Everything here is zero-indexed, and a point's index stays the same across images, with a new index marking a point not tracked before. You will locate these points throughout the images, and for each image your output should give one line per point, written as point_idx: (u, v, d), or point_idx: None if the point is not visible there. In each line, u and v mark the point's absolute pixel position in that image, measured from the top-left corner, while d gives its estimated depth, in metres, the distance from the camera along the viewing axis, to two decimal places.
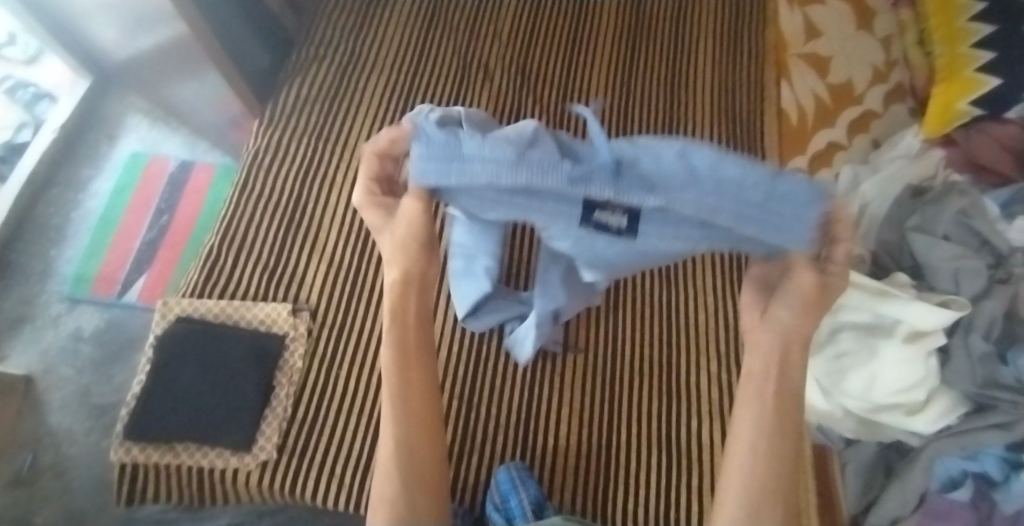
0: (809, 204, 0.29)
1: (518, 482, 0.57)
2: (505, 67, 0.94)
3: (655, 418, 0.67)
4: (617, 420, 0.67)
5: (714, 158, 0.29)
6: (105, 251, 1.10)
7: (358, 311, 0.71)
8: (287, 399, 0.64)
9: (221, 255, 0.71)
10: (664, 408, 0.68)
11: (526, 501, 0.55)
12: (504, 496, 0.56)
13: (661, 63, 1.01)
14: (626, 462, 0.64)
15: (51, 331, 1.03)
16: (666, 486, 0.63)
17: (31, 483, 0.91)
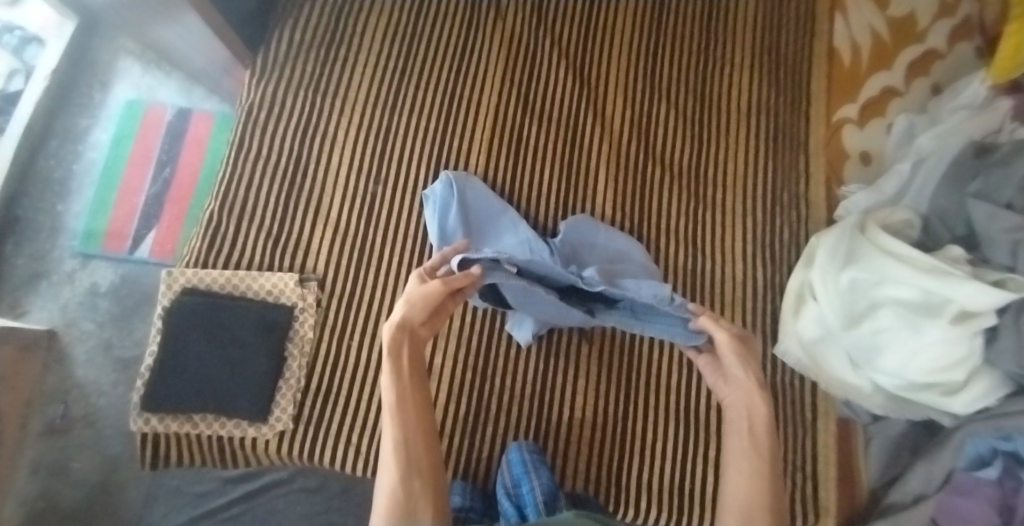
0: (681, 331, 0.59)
1: (530, 468, 0.58)
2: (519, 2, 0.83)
3: (674, 389, 0.66)
4: (634, 392, 0.66)
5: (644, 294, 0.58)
6: (112, 205, 1.08)
7: (368, 280, 0.68)
8: (300, 370, 0.63)
9: (221, 222, 0.68)
10: (684, 378, 0.67)
11: (538, 490, 0.55)
12: (516, 482, 0.57)
13: None
14: (643, 432, 0.65)
15: (68, 287, 1.04)
16: (682, 456, 0.64)
17: (65, 432, 0.96)
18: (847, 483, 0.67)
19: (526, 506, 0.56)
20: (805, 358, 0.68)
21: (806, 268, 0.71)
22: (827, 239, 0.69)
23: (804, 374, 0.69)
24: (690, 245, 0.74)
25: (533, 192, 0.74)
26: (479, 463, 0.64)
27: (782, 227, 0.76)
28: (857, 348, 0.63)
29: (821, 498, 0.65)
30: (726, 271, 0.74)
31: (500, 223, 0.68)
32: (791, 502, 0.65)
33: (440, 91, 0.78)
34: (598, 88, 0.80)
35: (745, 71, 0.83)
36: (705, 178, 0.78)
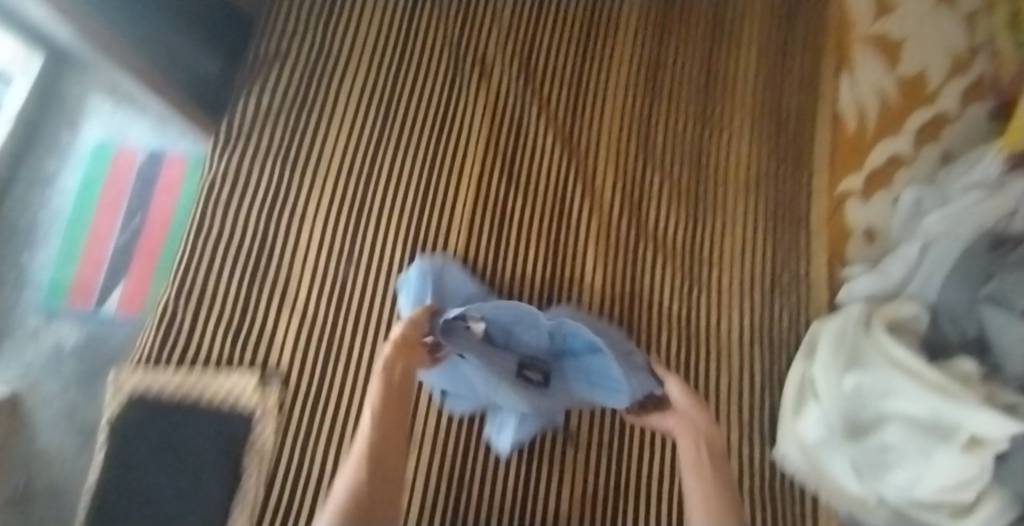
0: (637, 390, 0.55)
1: None
2: (507, 62, 0.78)
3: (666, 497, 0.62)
4: (622, 500, 0.62)
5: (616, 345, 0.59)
6: (78, 256, 1.03)
7: (336, 377, 0.63)
8: (259, 486, 0.57)
9: (178, 312, 0.63)
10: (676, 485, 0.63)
11: None
12: None
13: (696, 46, 0.83)
14: None
15: (32, 345, 0.99)
16: None
17: (26, 504, 0.90)
18: None
19: None
20: (806, 464, 0.63)
21: (807, 361, 0.67)
22: (828, 332, 0.65)
23: (804, 479, 0.64)
24: (682, 330, 0.70)
25: (518, 276, 0.70)
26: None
27: (781, 312, 0.72)
28: (861, 457, 0.57)
29: None
30: (720, 361, 0.70)
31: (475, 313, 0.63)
32: None
33: (419, 159, 0.73)
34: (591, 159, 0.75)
35: (744, 137, 0.79)
36: (701, 255, 0.73)
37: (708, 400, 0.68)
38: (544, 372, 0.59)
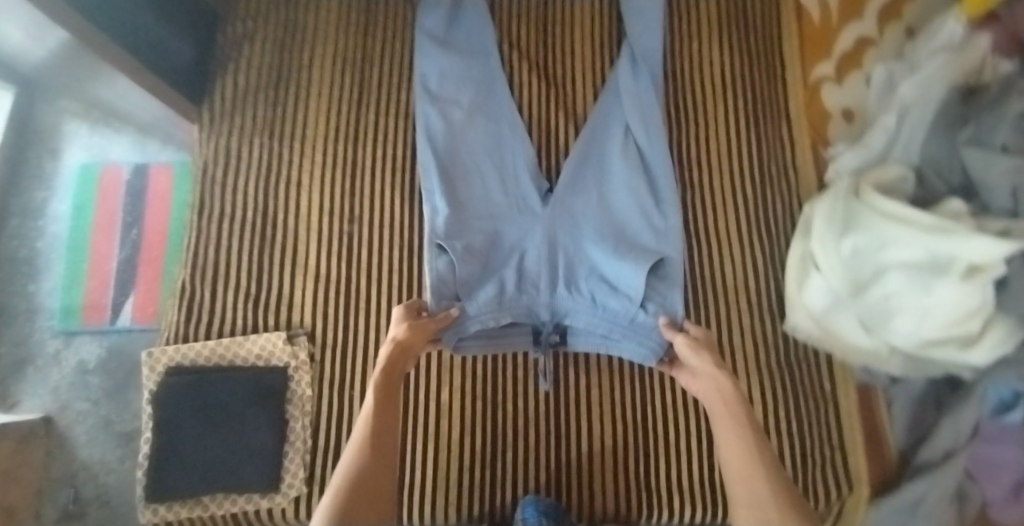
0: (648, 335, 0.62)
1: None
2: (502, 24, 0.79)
3: (623, 409, 0.69)
4: (603, 438, 0.68)
5: (618, 319, 0.62)
6: (84, 277, 1.03)
7: (359, 328, 0.65)
8: (305, 430, 0.61)
9: (196, 289, 0.64)
10: (619, 415, 0.69)
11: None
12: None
13: None
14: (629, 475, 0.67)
15: (56, 369, 0.99)
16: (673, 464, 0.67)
17: (81, 515, 0.92)
18: (878, 447, 0.65)
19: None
20: (817, 331, 0.65)
21: (804, 236, 0.68)
22: (820, 207, 0.67)
23: (823, 348, 0.66)
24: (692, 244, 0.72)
25: (449, 378, 0.70)
26: (481, 504, 0.65)
27: (773, 202, 0.74)
28: (868, 311, 0.61)
29: (851, 468, 0.65)
30: (709, 268, 0.71)
31: (488, 134, 0.70)
32: (826, 478, 0.65)
33: (403, 116, 0.73)
34: (576, 94, 0.77)
35: (717, 39, 0.81)
36: (684, 160, 0.76)
37: (716, 298, 0.70)
38: (562, 334, 0.66)
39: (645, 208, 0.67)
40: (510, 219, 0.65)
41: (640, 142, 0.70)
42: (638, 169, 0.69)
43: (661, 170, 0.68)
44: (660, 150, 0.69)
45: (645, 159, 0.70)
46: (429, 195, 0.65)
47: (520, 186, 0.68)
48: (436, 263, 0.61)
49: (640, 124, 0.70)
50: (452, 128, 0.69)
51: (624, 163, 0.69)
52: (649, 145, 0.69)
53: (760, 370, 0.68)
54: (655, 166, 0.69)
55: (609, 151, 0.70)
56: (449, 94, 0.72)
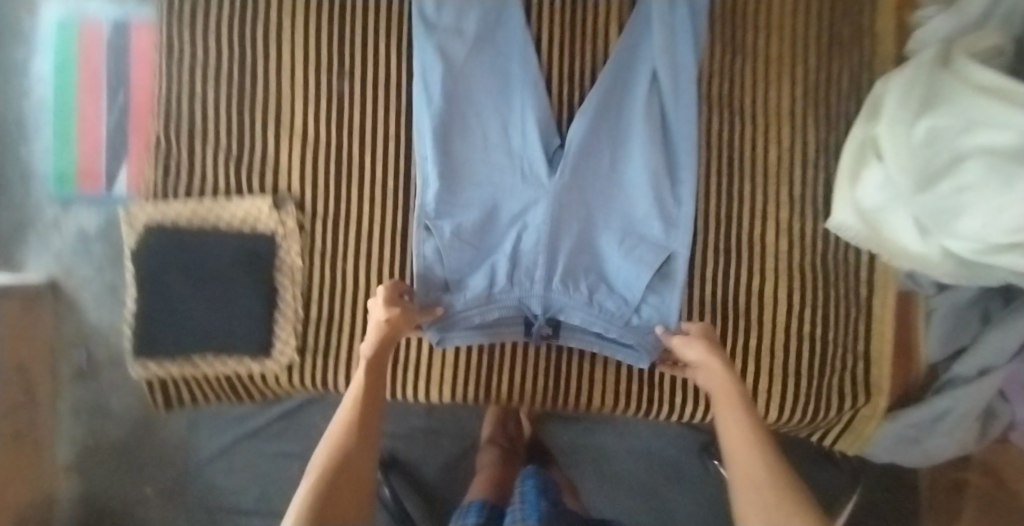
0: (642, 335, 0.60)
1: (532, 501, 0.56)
2: None
3: None
4: None
5: (612, 323, 0.59)
6: (75, 141, 0.96)
7: (351, 200, 0.59)
8: (296, 301, 0.59)
9: (174, 147, 0.59)
10: None
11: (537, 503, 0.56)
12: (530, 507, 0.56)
13: None
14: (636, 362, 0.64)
15: (58, 235, 0.97)
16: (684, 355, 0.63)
17: (96, 375, 0.96)
18: (906, 360, 0.61)
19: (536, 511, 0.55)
20: (862, 228, 0.57)
21: (870, 119, 0.57)
22: (896, 82, 0.56)
23: (870, 249, 0.58)
24: (704, 112, 0.60)
25: None
26: (475, 386, 0.64)
27: (840, 74, 0.60)
28: (928, 206, 0.50)
29: (872, 378, 0.60)
30: (748, 155, 0.61)
31: (493, 79, 0.58)
32: (842, 385, 0.61)
33: None
34: None
35: None
36: (744, 18, 0.61)
37: (754, 187, 0.61)
38: (554, 326, 0.61)
39: (662, 190, 0.57)
40: (508, 189, 0.58)
41: (665, 100, 0.57)
42: (660, 136, 0.57)
43: (685, 143, 0.57)
44: (688, 114, 0.57)
45: (667, 123, 0.58)
46: (422, 164, 0.58)
47: (522, 153, 0.58)
48: (427, 247, 0.58)
49: (671, 76, 0.56)
50: (449, 72, 0.57)
51: (645, 131, 0.56)
52: (678, 108, 0.57)
53: (791, 270, 0.61)
54: (679, 135, 0.57)
55: (630, 113, 0.57)
56: (449, 20, 0.57)
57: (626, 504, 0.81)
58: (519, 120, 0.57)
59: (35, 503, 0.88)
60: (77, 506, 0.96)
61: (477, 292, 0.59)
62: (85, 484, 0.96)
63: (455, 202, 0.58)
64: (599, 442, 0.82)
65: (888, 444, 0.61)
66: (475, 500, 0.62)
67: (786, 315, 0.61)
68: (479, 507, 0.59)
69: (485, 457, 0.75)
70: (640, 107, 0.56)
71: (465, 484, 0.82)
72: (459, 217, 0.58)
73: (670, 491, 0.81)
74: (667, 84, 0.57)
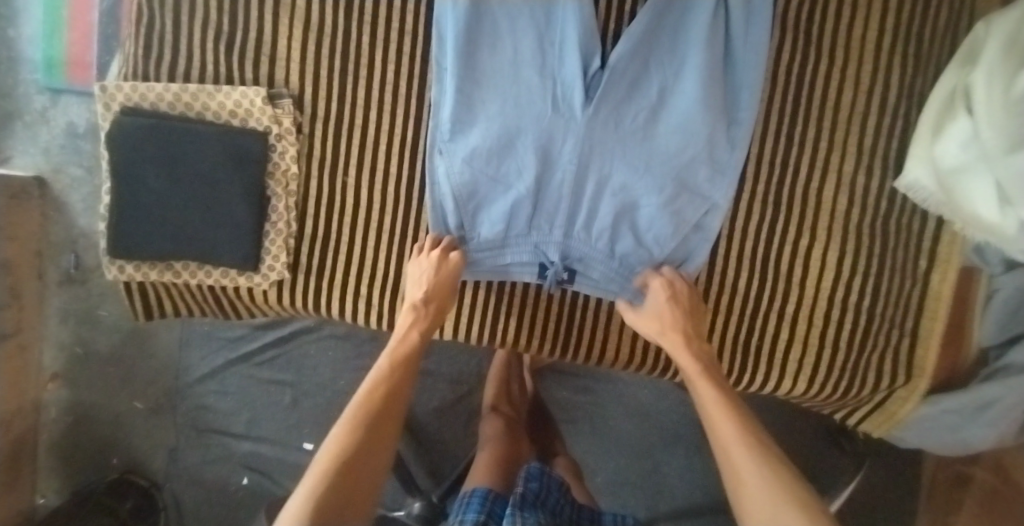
0: None
1: (534, 501, 0.50)
2: None
3: None
4: None
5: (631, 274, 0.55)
6: (64, 25, 0.87)
7: (358, 103, 0.53)
8: (289, 213, 0.54)
9: (162, 24, 0.51)
10: None
11: (535, 500, 0.50)
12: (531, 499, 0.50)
13: None
14: None
15: (45, 129, 0.90)
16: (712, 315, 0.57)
17: (84, 281, 0.92)
18: (954, 341, 0.56)
19: (538, 508, 0.49)
20: (938, 191, 0.48)
21: (967, 61, 0.48)
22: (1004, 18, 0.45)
23: (941, 213, 0.50)
24: (774, 38, 0.52)
25: None
26: (477, 328, 0.59)
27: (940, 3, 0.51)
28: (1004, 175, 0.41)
29: (916, 358, 0.55)
30: (816, 93, 0.53)
31: None
32: (879, 365, 0.55)
33: None
34: None
35: None
36: None
37: (818, 130, 0.53)
38: (568, 272, 0.55)
39: (716, 132, 0.49)
40: (535, 116, 0.48)
41: (732, 24, 0.48)
42: (720, 65, 0.48)
43: (749, 78, 0.49)
44: (755, 39, 0.48)
45: (730, 51, 0.50)
46: (440, 75, 0.50)
47: (557, 71, 0.48)
48: (439, 171, 0.52)
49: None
50: None
51: (704, 61, 0.47)
52: (743, 31, 0.49)
53: (847, 232, 0.54)
54: (742, 68, 0.49)
55: (692, 34, 0.48)
56: None
57: (617, 464, 0.78)
58: (560, 30, 0.48)
59: (19, 406, 0.86)
60: (63, 413, 0.94)
61: (493, 225, 0.53)
62: (72, 391, 0.94)
63: (473, 125, 0.50)
64: (597, 398, 0.78)
65: (923, 429, 0.57)
66: (479, 486, 0.55)
67: (830, 280, 0.55)
68: (482, 498, 0.52)
69: (489, 424, 0.70)
70: (701, 29, 0.47)
71: (455, 427, 0.79)
72: (475, 140, 0.50)
73: (665, 457, 0.78)
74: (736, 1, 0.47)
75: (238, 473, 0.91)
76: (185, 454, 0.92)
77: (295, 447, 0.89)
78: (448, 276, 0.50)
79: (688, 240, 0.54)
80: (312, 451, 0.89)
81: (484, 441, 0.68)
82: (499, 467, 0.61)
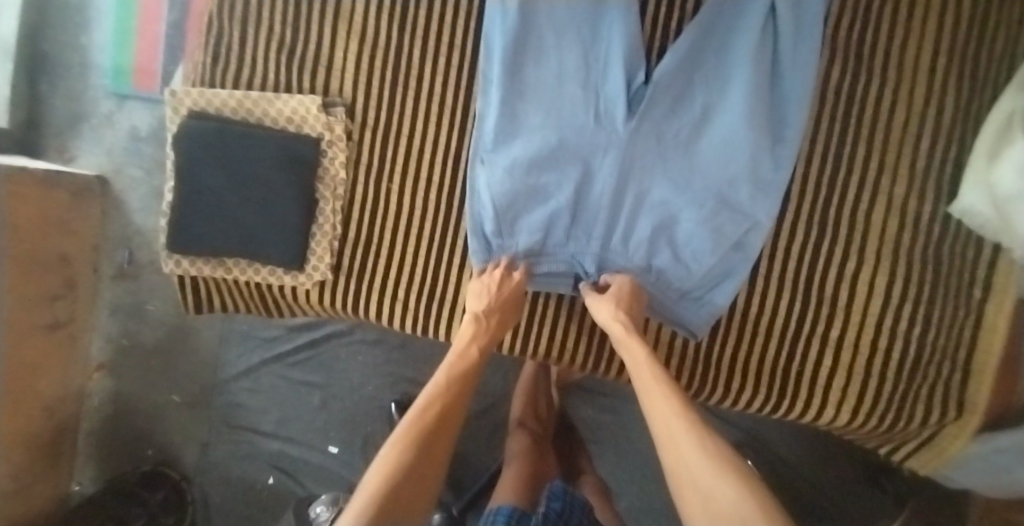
0: (696, 311, 0.55)
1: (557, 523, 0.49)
2: None
3: None
4: None
5: (668, 290, 0.55)
6: (134, 35, 0.93)
7: (406, 113, 0.55)
8: (336, 216, 0.56)
9: (229, 35, 0.55)
10: None
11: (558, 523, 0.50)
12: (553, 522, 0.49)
13: None
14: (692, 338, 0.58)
15: (110, 131, 0.96)
16: (748, 337, 0.56)
17: (135, 277, 0.96)
18: (1009, 375, 0.53)
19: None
20: (993, 216, 0.46)
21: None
22: None
23: (997, 239, 0.48)
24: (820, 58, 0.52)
25: None
26: (511, 340, 0.60)
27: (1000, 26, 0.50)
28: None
29: (968, 392, 0.52)
30: (863, 116, 0.52)
31: None
32: (927, 396, 0.53)
33: None
34: None
35: None
36: None
37: (866, 152, 0.52)
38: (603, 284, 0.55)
39: (759, 150, 0.48)
40: (578, 128, 0.49)
41: (779, 45, 0.48)
42: (765, 83, 0.48)
43: (795, 97, 0.49)
44: (803, 59, 0.48)
45: (777, 71, 0.50)
46: (485, 87, 0.52)
47: (601, 86, 0.49)
48: (480, 180, 0.53)
49: (792, 14, 0.47)
50: None
51: (750, 78, 0.47)
52: (791, 49, 0.48)
53: (895, 258, 0.53)
54: (789, 88, 0.49)
55: (736, 52, 0.48)
56: None
57: (643, 488, 0.76)
58: (606, 46, 0.49)
59: (67, 392, 0.90)
60: (107, 402, 0.98)
61: (531, 234, 0.54)
62: (116, 381, 0.98)
63: (516, 136, 0.51)
64: (625, 420, 0.77)
65: (974, 468, 0.54)
66: (504, 503, 0.55)
67: (875, 307, 0.53)
68: (507, 516, 0.52)
69: (514, 441, 0.69)
70: (748, 48, 0.47)
71: (480, 438, 0.79)
72: (517, 151, 0.51)
73: None
74: (780, 20, 0.48)
75: (265, 471, 0.92)
76: (216, 449, 0.95)
77: (321, 450, 0.91)
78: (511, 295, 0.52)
79: (730, 258, 0.52)
80: (337, 454, 0.90)
81: (511, 459, 0.67)
82: (525, 484, 0.61)
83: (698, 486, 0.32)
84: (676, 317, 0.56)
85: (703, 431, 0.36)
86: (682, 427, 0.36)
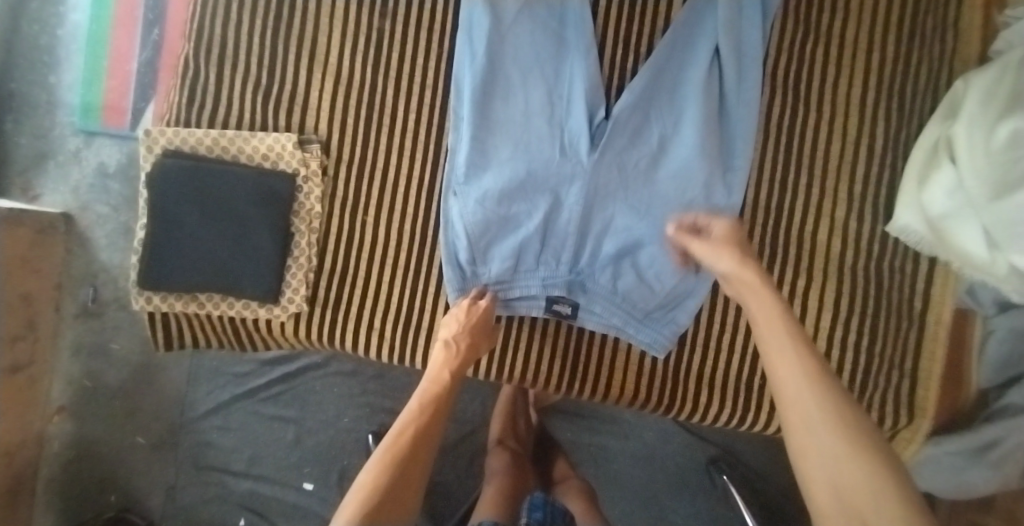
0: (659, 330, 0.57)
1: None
2: None
3: None
4: None
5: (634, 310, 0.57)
6: (104, 73, 0.93)
7: (380, 149, 0.57)
8: (311, 248, 0.57)
9: (206, 76, 0.56)
10: None
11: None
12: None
13: None
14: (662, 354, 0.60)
15: (76, 168, 0.94)
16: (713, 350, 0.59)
17: (99, 315, 0.94)
18: (952, 381, 0.57)
19: None
20: (928, 234, 0.51)
21: (947, 117, 0.52)
22: (980, 78, 0.48)
23: (933, 253, 0.53)
24: (764, 94, 0.57)
25: None
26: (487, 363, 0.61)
27: (920, 66, 0.55)
28: (992, 223, 0.44)
29: (918, 398, 0.56)
30: (806, 145, 0.57)
31: (546, 38, 0.53)
32: (883, 403, 0.56)
33: None
34: None
35: None
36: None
37: (811, 178, 0.57)
38: (573, 306, 0.58)
39: (712, 177, 0.52)
40: (544, 160, 0.52)
41: (725, 83, 0.53)
42: (714, 117, 0.52)
43: (742, 130, 0.53)
44: (746, 95, 0.53)
45: (724, 105, 0.54)
46: (456, 124, 0.54)
47: (565, 121, 0.52)
48: (453, 212, 0.55)
49: (734, 57, 0.52)
50: (496, 26, 0.53)
51: (701, 112, 0.51)
52: (736, 86, 0.53)
53: (843, 275, 0.57)
54: (736, 120, 0.53)
55: (686, 88, 0.52)
56: None
57: (623, 508, 0.77)
58: (568, 84, 0.52)
59: (25, 438, 0.86)
60: (67, 447, 0.94)
61: (503, 261, 0.56)
62: (77, 425, 0.94)
63: (486, 169, 0.54)
64: (603, 442, 0.78)
65: (930, 471, 0.57)
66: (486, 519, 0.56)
67: (829, 321, 0.57)
68: None
69: (495, 459, 0.71)
70: (697, 85, 0.52)
71: (459, 466, 0.79)
72: (488, 182, 0.53)
73: (669, 503, 0.77)
74: (723, 60, 0.52)
75: (237, 512, 0.89)
76: (185, 491, 0.91)
77: (295, 487, 0.89)
78: (480, 321, 0.53)
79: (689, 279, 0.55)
80: (312, 491, 0.88)
81: (491, 475, 0.68)
82: (504, 499, 0.62)
83: (826, 467, 0.31)
84: (642, 336, 0.58)
85: (828, 393, 0.33)
86: (807, 393, 0.33)
